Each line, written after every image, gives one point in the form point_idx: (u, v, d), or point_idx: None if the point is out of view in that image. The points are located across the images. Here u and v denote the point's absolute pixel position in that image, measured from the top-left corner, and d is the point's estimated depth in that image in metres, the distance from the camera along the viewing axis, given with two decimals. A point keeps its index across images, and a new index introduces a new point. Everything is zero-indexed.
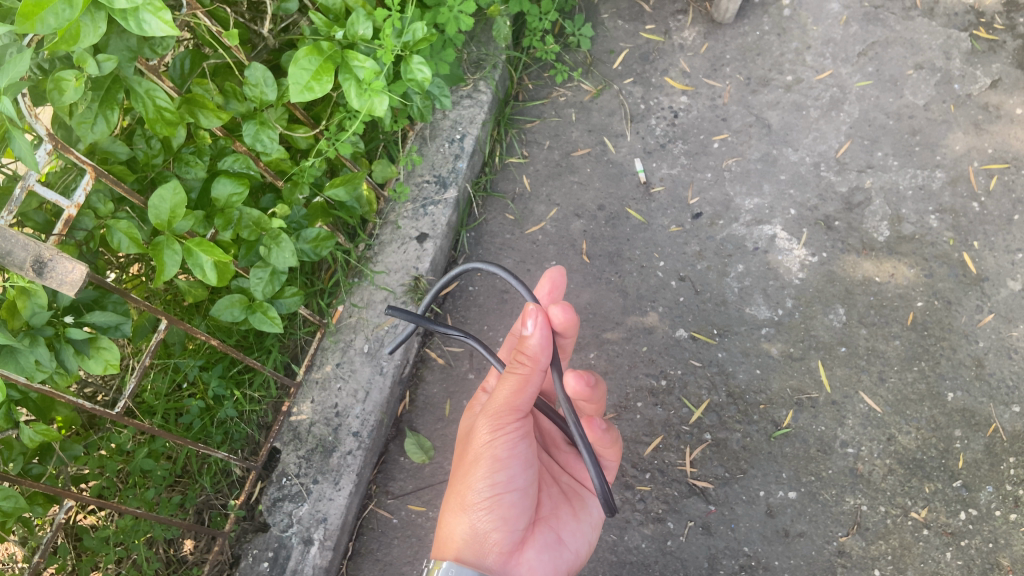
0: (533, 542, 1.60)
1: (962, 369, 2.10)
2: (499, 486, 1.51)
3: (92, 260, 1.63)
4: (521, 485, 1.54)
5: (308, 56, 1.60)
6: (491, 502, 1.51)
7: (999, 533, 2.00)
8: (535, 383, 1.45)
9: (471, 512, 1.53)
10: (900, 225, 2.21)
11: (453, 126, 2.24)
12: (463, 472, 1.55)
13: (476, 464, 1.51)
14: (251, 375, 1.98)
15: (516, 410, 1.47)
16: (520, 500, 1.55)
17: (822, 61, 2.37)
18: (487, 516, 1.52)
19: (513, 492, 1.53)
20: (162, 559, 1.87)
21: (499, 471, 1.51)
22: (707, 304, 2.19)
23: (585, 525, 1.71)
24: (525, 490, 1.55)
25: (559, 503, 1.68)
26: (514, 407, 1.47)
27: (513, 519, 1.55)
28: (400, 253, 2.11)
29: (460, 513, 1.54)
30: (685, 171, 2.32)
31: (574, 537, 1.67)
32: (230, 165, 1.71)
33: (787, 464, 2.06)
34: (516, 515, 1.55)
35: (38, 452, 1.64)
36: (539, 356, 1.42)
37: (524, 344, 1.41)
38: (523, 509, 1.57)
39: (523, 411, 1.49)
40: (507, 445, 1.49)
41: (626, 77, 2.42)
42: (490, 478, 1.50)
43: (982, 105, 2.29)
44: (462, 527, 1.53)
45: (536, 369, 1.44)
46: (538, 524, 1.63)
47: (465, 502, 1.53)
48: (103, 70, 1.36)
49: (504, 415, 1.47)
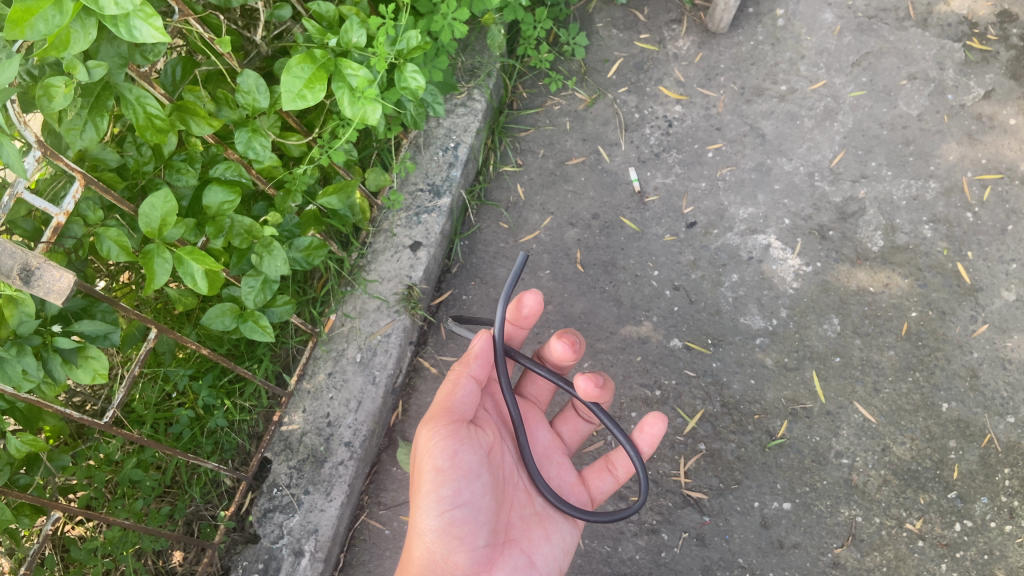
0: (500, 566, 1.58)
1: (957, 379, 2.09)
2: (445, 501, 1.49)
3: (81, 269, 1.62)
4: (471, 499, 1.52)
5: (300, 65, 1.59)
6: (441, 521, 1.50)
7: (994, 544, 1.99)
8: (466, 385, 1.60)
9: (423, 535, 1.52)
10: (894, 235, 2.21)
11: (447, 134, 2.23)
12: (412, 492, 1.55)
13: (421, 481, 1.52)
14: (242, 385, 1.96)
15: (449, 414, 1.55)
16: (474, 515, 1.52)
17: (816, 71, 2.37)
18: (440, 537, 1.51)
19: (465, 507, 1.51)
20: (150, 570, 1.85)
21: (443, 485, 1.49)
22: (701, 313, 2.18)
23: (558, 549, 1.67)
24: (477, 506, 1.52)
25: (531, 525, 1.65)
26: (448, 408, 1.55)
27: (470, 537, 1.52)
28: (393, 262, 2.10)
29: (415, 537, 1.54)
30: (679, 181, 2.32)
31: (546, 560, 1.64)
32: (222, 173, 1.69)
33: (782, 474, 2.05)
34: (473, 533, 1.53)
35: (25, 463, 1.62)
36: (473, 359, 1.63)
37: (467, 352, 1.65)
38: (481, 528, 1.54)
39: (459, 416, 1.55)
40: (445, 454, 1.50)
41: (620, 86, 2.42)
42: (434, 493, 1.49)
43: (975, 115, 2.30)
44: (419, 551, 1.53)
45: (464, 372, 1.61)
46: (508, 547, 1.60)
47: (416, 524, 1.53)
48: (93, 76, 1.35)
49: (438, 420, 1.53)
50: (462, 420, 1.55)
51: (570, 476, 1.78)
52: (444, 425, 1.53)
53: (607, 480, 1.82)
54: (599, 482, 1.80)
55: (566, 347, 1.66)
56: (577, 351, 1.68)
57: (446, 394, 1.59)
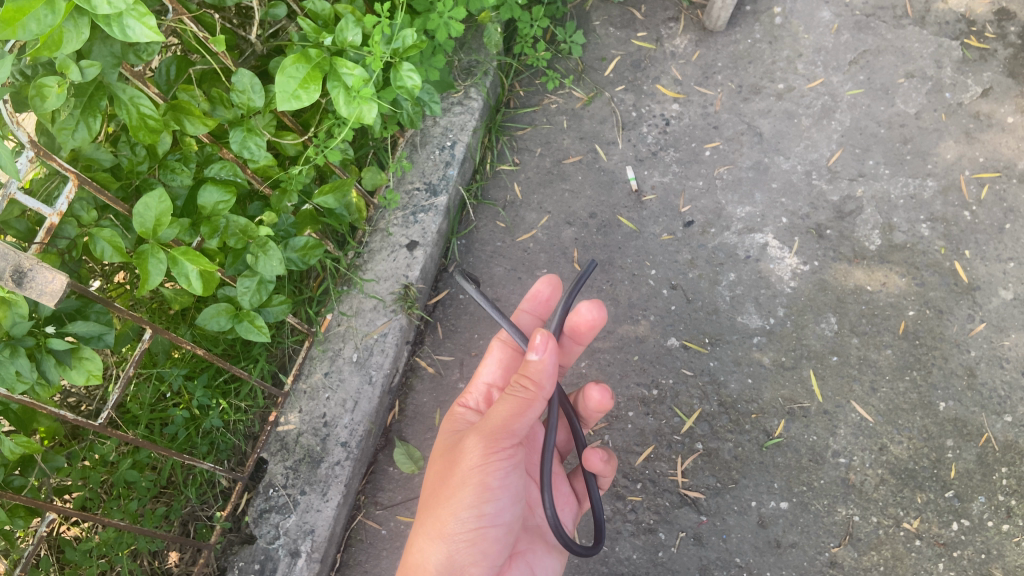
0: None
1: (954, 378, 2.09)
2: (484, 519, 1.50)
3: (74, 270, 1.59)
4: (506, 520, 1.54)
5: (296, 64, 1.58)
6: (472, 535, 1.51)
7: (991, 544, 1.99)
8: (536, 408, 1.47)
9: (448, 543, 1.51)
10: (892, 234, 2.21)
11: (444, 133, 2.22)
12: (446, 498, 1.51)
13: (463, 494, 1.48)
14: (237, 385, 1.95)
15: (512, 438, 1.47)
16: (501, 535, 1.55)
17: (814, 69, 2.37)
18: (464, 548, 1.52)
19: (496, 526, 1.53)
20: (146, 571, 1.84)
21: (486, 505, 1.49)
22: (698, 312, 2.18)
23: (554, 560, 1.74)
24: (507, 527, 1.55)
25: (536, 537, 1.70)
26: (513, 432, 1.46)
27: (491, 554, 1.56)
28: (390, 261, 2.10)
29: (437, 541, 1.51)
30: (676, 179, 2.31)
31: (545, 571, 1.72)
32: (217, 172, 1.68)
33: (779, 474, 2.04)
34: (494, 550, 1.56)
35: (19, 464, 1.60)
36: (543, 380, 1.46)
37: (528, 367, 1.45)
38: (502, 547, 1.57)
39: (517, 438, 1.48)
40: (499, 478, 1.48)
41: (617, 84, 2.41)
42: (476, 510, 1.49)
43: (973, 114, 2.29)
44: (437, 557, 1.51)
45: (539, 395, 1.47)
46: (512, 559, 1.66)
47: (443, 531, 1.50)
48: (86, 77, 1.34)
49: (500, 443, 1.46)
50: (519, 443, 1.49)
51: (564, 487, 1.83)
52: (505, 448, 1.47)
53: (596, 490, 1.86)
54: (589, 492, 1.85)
55: (595, 308, 1.66)
56: (604, 310, 1.68)
57: (513, 413, 1.45)
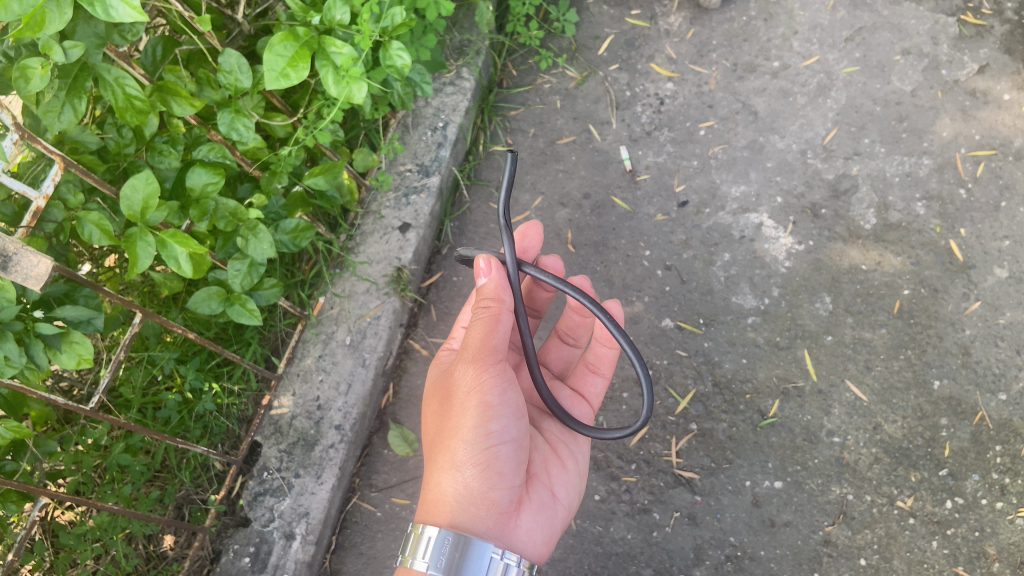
0: (528, 504, 1.61)
1: (948, 357, 2.09)
2: (493, 437, 1.51)
3: (62, 254, 1.57)
4: (514, 437, 1.54)
5: (283, 43, 1.57)
6: (485, 457, 1.51)
7: (985, 521, 1.99)
8: (506, 322, 1.51)
9: (462, 469, 1.51)
10: (887, 213, 2.20)
11: (436, 114, 2.20)
12: (451, 427, 1.53)
13: (465, 417, 1.51)
14: (230, 368, 1.93)
15: (496, 353, 1.51)
16: (514, 453, 1.54)
17: (809, 46, 2.34)
18: (480, 473, 1.51)
19: (509, 445, 1.53)
20: (142, 554, 1.83)
21: (491, 421, 1.51)
22: (693, 293, 2.17)
23: (575, 476, 1.73)
24: (518, 445, 1.55)
25: (550, 459, 1.69)
26: (494, 347, 1.50)
27: (509, 474, 1.54)
28: (383, 243, 2.09)
29: (451, 471, 1.52)
30: (671, 159, 2.30)
31: (566, 492, 1.69)
32: (205, 154, 1.66)
33: (773, 453, 2.04)
34: (511, 470, 1.54)
35: (11, 448, 1.61)
36: (503, 296, 1.52)
37: (484, 290, 1.53)
38: (518, 467, 1.56)
39: (501, 355, 1.52)
40: (496, 392, 1.50)
41: (611, 63, 2.39)
42: (482, 428, 1.50)
43: (969, 91, 2.28)
44: (455, 487, 1.51)
45: (505, 308, 1.52)
46: (532, 483, 1.64)
47: (455, 459, 1.51)
48: (70, 58, 1.32)
49: (485, 359, 1.50)
50: (504, 357, 1.53)
51: (563, 392, 1.83)
52: (493, 363, 1.50)
53: (598, 381, 1.85)
54: (590, 386, 1.85)
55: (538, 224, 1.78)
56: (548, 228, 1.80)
57: (487, 331, 1.49)
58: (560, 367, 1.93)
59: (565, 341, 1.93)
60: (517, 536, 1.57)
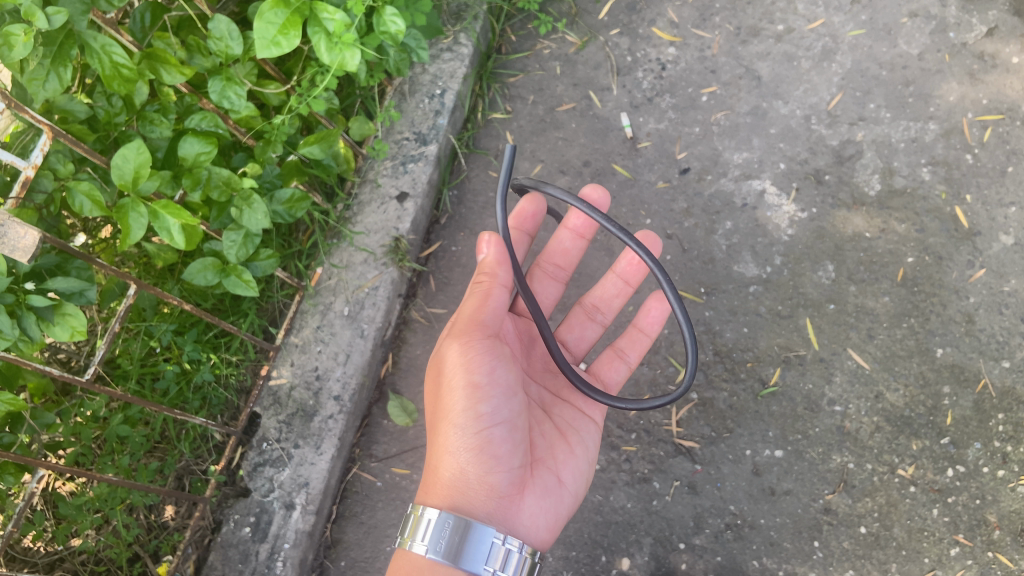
0: (532, 488, 1.60)
1: (952, 325, 2.06)
2: (484, 418, 1.50)
3: (54, 225, 1.56)
4: (509, 419, 1.53)
5: (274, 9, 1.53)
6: (477, 440, 1.51)
7: (986, 489, 1.98)
8: (495, 296, 1.56)
9: (457, 453, 1.52)
10: (892, 179, 2.17)
11: (433, 81, 2.16)
12: (443, 409, 1.55)
13: (454, 399, 1.52)
14: (228, 340, 1.92)
15: (483, 328, 1.53)
16: (508, 435, 1.54)
17: (814, 9, 2.29)
18: (474, 456, 1.52)
19: (504, 427, 1.53)
20: (143, 524, 1.83)
21: (481, 402, 1.51)
22: (694, 262, 2.15)
23: (583, 462, 1.71)
24: (513, 428, 1.55)
25: (554, 443, 1.68)
26: (481, 321, 1.53)
27: (506, 457, 1.53)
28: (380, 213, 2.07)
29: (445, 455, 1.54)
30: (673, 126, 2.26)
31: (574, 477, 1.68)
32: (197, 124, 1.63)
33: (774, 422, 2.03)
34: (507, 453, 1.54)
35: (9, 420, 1.59)
36: (496, 270, 1.57)
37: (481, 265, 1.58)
38: (516, 450, 1.55)
39: (490, 329, 1.55)
40: (483, 371, 1.50)
41: (612, 28, 2.34)
42: (472, 410, 1.51)
43: (977, 54, 2.22)
44: (450, 470, 1.53)
45: (492, 282, 1.56)
46: (536, 467, 1.63)
47: (450, 443, 1.53)
48: (53, 24, 1.29)
49: (472, 335, 1.52)
50: (495, 334, 1.54)
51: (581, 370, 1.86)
52: (483, 338, 1.53)
53: (619, 370, 1.90)
54: (612, 372, 1.89)
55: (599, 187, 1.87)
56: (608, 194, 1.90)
57: (473, 302, 1.56)
58: (579, 346, 1.95)
59: (592, 318, 1.95)
60: (521, 520, 1.57)
